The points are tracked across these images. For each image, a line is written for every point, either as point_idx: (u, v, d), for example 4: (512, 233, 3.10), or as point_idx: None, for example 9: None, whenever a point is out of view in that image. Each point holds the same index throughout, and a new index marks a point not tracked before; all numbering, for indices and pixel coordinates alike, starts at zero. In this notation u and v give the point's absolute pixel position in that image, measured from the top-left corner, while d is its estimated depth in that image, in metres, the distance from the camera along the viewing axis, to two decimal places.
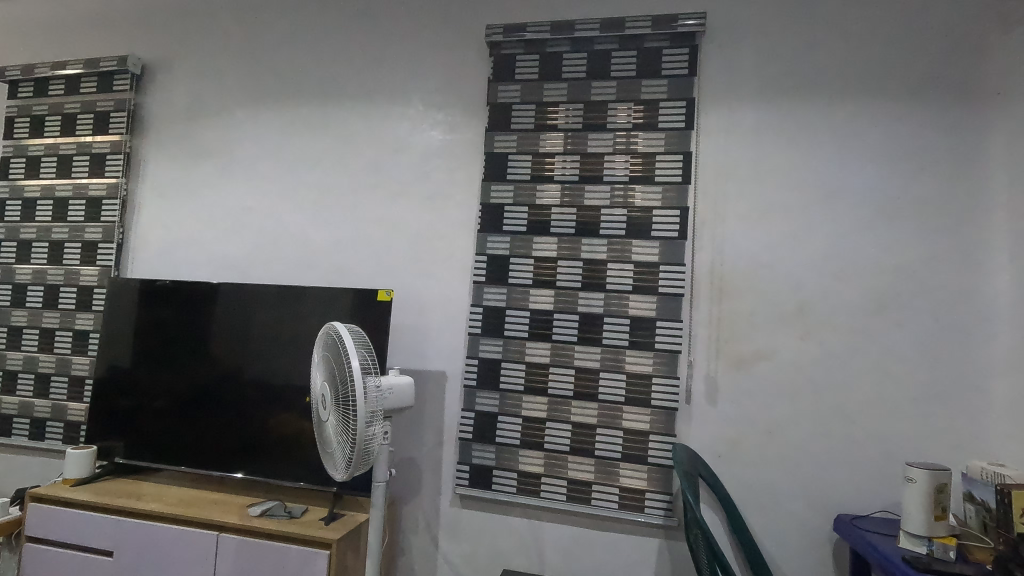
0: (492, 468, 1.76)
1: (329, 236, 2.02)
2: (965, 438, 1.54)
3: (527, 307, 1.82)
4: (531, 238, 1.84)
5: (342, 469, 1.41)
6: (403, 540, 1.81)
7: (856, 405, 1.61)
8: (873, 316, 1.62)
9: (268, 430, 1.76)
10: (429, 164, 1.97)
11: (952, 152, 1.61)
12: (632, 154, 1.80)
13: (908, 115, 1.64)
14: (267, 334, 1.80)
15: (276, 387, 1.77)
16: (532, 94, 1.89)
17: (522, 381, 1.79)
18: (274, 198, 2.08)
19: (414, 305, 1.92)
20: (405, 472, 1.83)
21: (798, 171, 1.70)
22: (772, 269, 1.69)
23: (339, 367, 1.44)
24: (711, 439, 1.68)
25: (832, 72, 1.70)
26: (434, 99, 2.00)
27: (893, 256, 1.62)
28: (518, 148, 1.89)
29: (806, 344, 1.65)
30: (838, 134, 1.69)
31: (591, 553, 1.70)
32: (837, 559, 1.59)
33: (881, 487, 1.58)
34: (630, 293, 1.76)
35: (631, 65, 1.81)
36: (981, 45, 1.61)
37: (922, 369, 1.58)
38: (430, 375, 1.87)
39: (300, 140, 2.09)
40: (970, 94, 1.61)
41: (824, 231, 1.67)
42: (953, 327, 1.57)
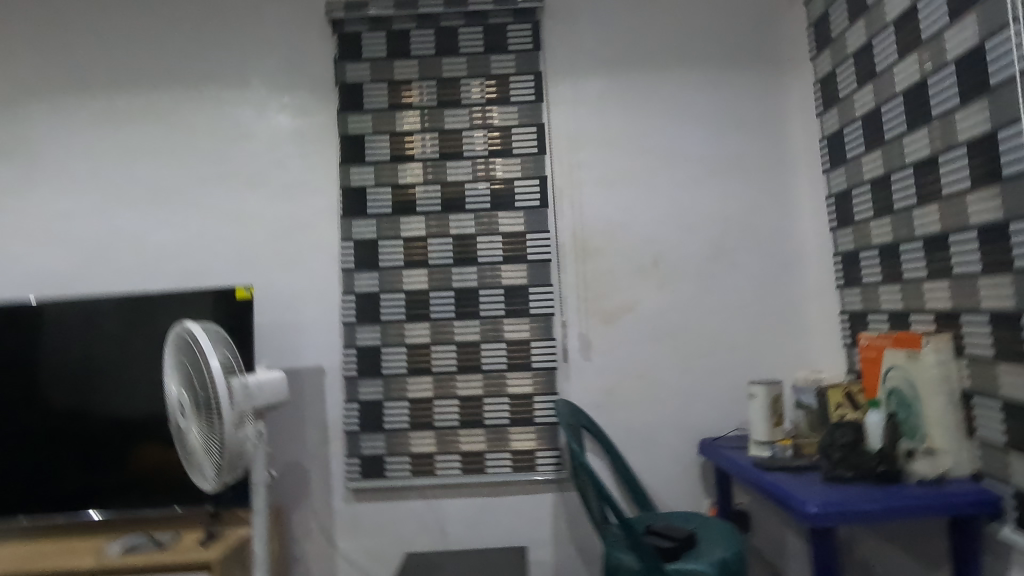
0: (384, 455, 1.74)
1: (172, 237, 1.84)
2: (796, 358, 1.78)
3: (401, 289, 1.78)
4: (397, 218, 1.80)
5: (210, 487, 1.19)
6: (299, 543, 1.76)
7: (709, 342, 1.78)
8: (714, 261, 1.80)
9: (131, 458, 1.61)
10: (278, 150, 1.84)
11: (761, 112, 1.83)
12: (489, 129, 1.81)
13: (727, 82, 1.84)
14: (113, 356, 1.63)
15: (135, 412, 1.62)
16: (383, 72, 1.83)
17: (405, 364, 1.76)
18: (97, 202, 1.85)
19: (281, 300, 1.81)
20: (293, 474, 1.77)
21: (639, 137, 1.84)
22: (626, 228, 1.81)
23: (192, 368, 1.19)
24: (590, 392, 1.78)
25: (661, 44, 1.85)
26: (277, 81, 1.86)
27: (725, 208, 1.81)
28: (375, 128, 1.82)
29: (662, 293, 1.80)
30: (671, 100, 1.84)
31: (491, 519, 1.75)
32: (706, 481, 1.76)
33: (736, 411, 1.77)
34: (501, 263, 1.78)
35: (479, 40, 1.83)
36: (776, 20, 1.85)
37: (758, 304, 1.79)
38: (307, 370, 1.79)
39: (124, 134, 1.86)
40: (772, 63, 1.84)
41: (665, 190, 1.82)
42: (778, 264, 1.80)
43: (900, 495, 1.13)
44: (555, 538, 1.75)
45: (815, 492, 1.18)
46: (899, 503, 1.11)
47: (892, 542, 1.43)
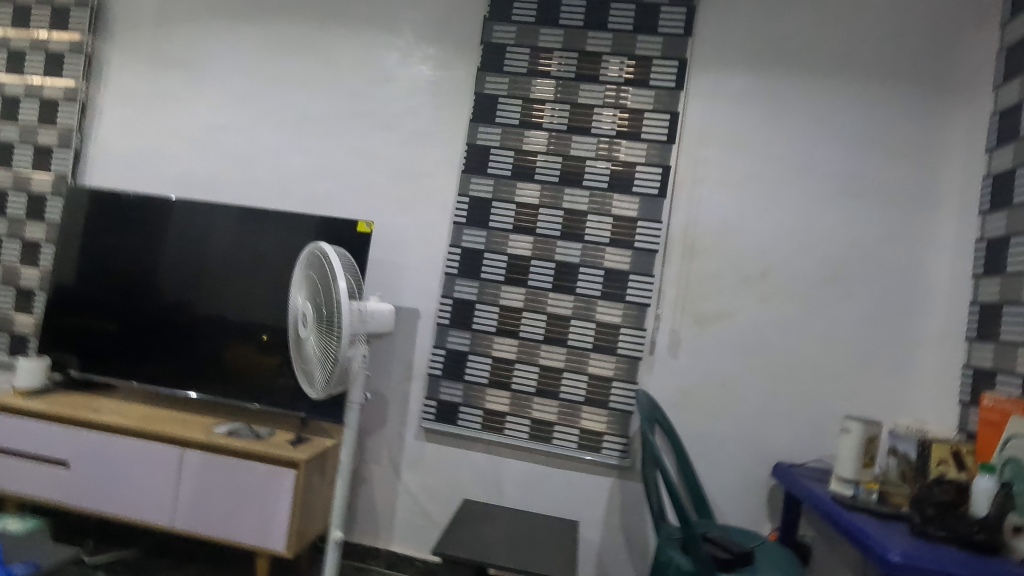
0: (459, 404, 1.83)
1: (307, 164, 1.98)
2: (897, 403, 1.67)
3: (505, 251, 1.83)
4: (514, 182, 1.84)
5: (318, 396, 1.30)
6: (368, 466, 1.90)
7: (805, 366, 1.71)
8: (828, 285, 1.71)
9: (239, 354, 1.78)
10: (414, 98, 1.93)
11: (918, 136, 1.69)
12: (620, 109, 1.80)
13: (886, 99, 1.71)
14: (242, 261, 1.80)
15: (252, 315, 1.79)
16: (527, 37, 1.85)
17: (494, 323, 1.83)
18: (248, 120, 2.03)
19: (391, 240, 1.92)
20: (374, 402, 1.90)
21: (776, 143, 1.75)
22: (741, 234, 1.75)
23: (320, 285, 1.29)
24: (669, 389, 1.76)
25: (820, 48, 1.74)
26: (426, 32, 1.93)
27: (853, 231, 1.71)
28: (509, 91, 1.85)
29: (765, 306, 1.73)
30: (820, 109, 1.74)
31: (546, 488, 1.81)
32: (771, 504, 1.71)
33: (818, 442, 1.70)
34: (606, 245, 1.79)
35: (629, 18, 1.80)
36: (959, 38, 1.68)
37: (867, 338, 1.69)
38: (404, 311, 1.90)
39: (282, 61, 2.01)
40: (943, 85, 1.68)
41: (793, 202, 1.73)
42: (900, 301, 1.68)
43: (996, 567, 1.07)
44: (604, 522, 1.78)
45: (899, 542, 1.13)
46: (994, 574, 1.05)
47: None
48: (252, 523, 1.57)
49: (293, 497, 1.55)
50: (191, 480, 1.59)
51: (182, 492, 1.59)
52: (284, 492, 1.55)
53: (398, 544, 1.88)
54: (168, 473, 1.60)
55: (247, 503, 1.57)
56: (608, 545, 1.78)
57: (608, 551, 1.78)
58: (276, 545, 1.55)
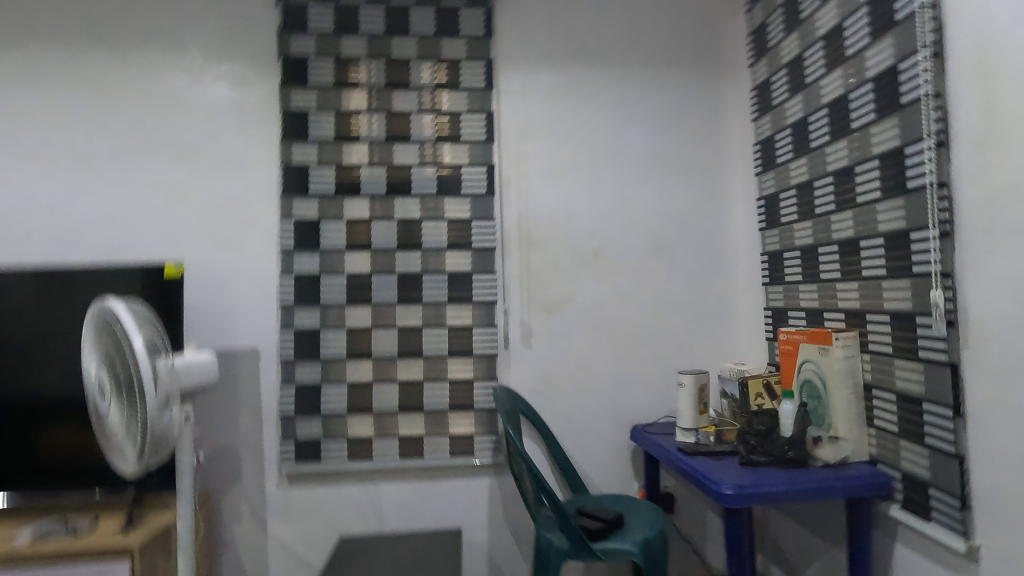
0: (320, 439, 1.72)
1: (95, 207, 1.73)
2: (721, 350, 1.88)
3: (343, 271, 1.75)
4: (340, 199, 1.76)
5: (132, 473, 1.15)
6: (227, 529, 1.72)
7: (644, 332, 1.86)
8: (651, 256, 1.87)
9: (43, 441, 1.52)
10: (214, 123, 1.76)
11: (701, 113, 1.91)
12: (437, 113, 1.80)
13: (671, 82, 1.90)
14: (23, 331, 1.53)
15: (52, 392, 1.53)
16: (329, 48, 1.78)
17: (344, 347, 1.74)
18: (8, 166, 1.71)
19: (213, 279, 1.74)
20: (223, 457, 1.72)
21: (586, 132, 1.87)
22: (569, 220, 1.85)
23: (113, 348, 1.12)
24: (529, 379, 1.81)
25: (610, 41, 1.89)
26: (216, 49, 1.77)
27: (663, 203, 1.88)
28: (319, 105, 1.77)
29: (601, 284, 1.85)
30: (618, 97, 1.88)
31: (426, 502, 1.77)
32: (636, 466, 1.84)
33: (665, 400, 1.85)
34: (446, 250, 1.78)
35: (430, 22, 1.80)
36: (718, 26, 1.93)
37: (689, 297, 1.88)
38: (240, 352, 1.74)
39: (43, 94, 1.72)
40: (712, 67, 1.92)
41: (609, 184, 1.87)
42: (709, 260, 1.89)
43: (808, 478, 1.23)
44: (489, 521, 1.79)
45: (733, 476, 1.26)
46: (805, 486, 1.21)
47: (801, 522, 1.55)
48: None
49: None
50: None
51: None
52: None
53: None
54: None
55: None
56: (497, 543, 1.79)
57: (498, 548, 1.79)
58: None
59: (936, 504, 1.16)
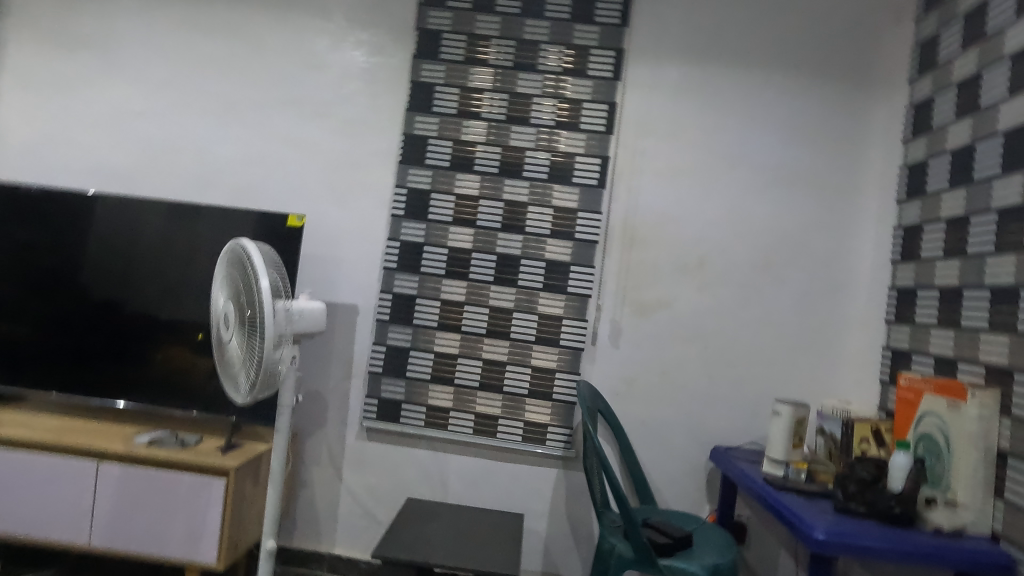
0: (401, 401, 1.79)
1: (233, 153, 1.87)
2: (824, 384, 1.74)
3: (445, 244, 1.79)
4: (453, 174, 1.80)
5: (239, 402, 1.24)
6: (307, 469, 1.83)
7: (740, 352, 1.76)
8: (761, 273, 1.76)
9: (165, 358, 1.69)
10: (346, 87, 1.85)
11: (842, 127, 1.76)
12: (559, 99, 1.78)
13: (813, 91, 1.76)
14: (163, 257, 1.70)
15: (178, 316, 1.69)
16: (463, 24, 1.81)
17: (436, 317, 1.79)
18: (168, 108, 1.89)
19: (325, 234, 1.84)
20: (312, 402, 1.83)
21: (712, 134, 1.78)
22: (678, 224, 1.78)
23: (241, 285, 1.22)
24: (612, 379, 1.78)
25: (752, 41, 1.78)
26: (359, 16, 1.85)
27: (783, 219, 1.76)
28: (446, 79, 1.80)
29: (702, 294, 1.77)
30: (750, 101, 1.77)
31: (491, 481, 1.79)
32: (710, 488, 1.76)
33: (753, 425, 1.75)
34: (548, 237, 1.77)
35: (565, 6, 1.78)
36: (879, 34, 1.76)
37: (796, 322, 1.75)
38: (341, 307, 1.83)
39: (205, 46, 1.89)
40: (863, 78, 1.75)
41: (727, 193, 1.77)
42: (826, 287, 1.75)
43: (915, 540, 1.11)
44: (550, 513, 1.78)
45: (826, 521, 1.16)
46: (910, 549, 1.09)
47: None
48: (180, 538, 1.47)
49: (224, 508, 1.46)
50: (111, 494, 1.48)
51: (100, 508, 1.49)
52: (214, 504, 1.46)
53: (341, 547, 1.82)
54: (85, 487, 1.49)
55: (171, 516, 1.47)
56: (555, 535, 1.78)
57: (555, 541, 1.78)
58: (205, 558, 1.47)
59: None
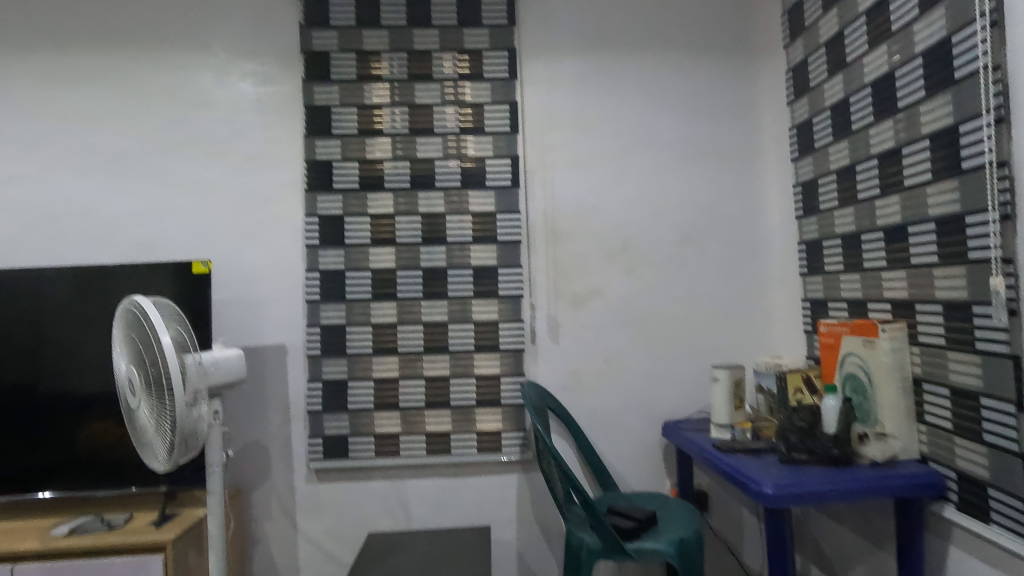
0: (347, 436, 1.72)
1: (124, 206, 1.75)
2: (756, 343, 1.81)
3: (368, 267, 1.74)
4: (364, 194, 1.75)
5: (160, 469, 1.16)
6: (258, 525, 1.73)
7: (676, 326, 1.80)
8: (682, 246, 1.81)
9: (79, 436, 1.55)
10: (238, 120, 1.77)
11: (734, 97, 1.84)
12: (460, 105, 1.77)
13: (701, 66, 1.83)
14: (58, 329, 1.56)
15: (86, 389, 1.56)
16: (351, 42, 1.76)
17: (370, 343, 1.73)
18: (42, 168, 1.74)
19: (240, 276, 1.75)
20: (253, 453, 1.73)
21: (614, 120, 1.82)
22: (597, 212, 1.81)
23: (141, 344, 1.13)
24: (557, 374, 1.78)
25: (638, 26, 1.83)
26: (240, 47, 1.77)
27: (694, 192, 1.82)
28: (342, 99, 1.76)
29: (630, 276, 1.80)
30: (645, 84, 1.83)
31: (454, 499, 1.75)
32: (668, 463, 1.79)
33: (699, 395, 1.80)
34: (471, 244, 1.76)
35: (451, 13, 1.77)
36: (752, 6, 1.85)
37: (722, 289, 1.81)
38: (268, 349, 1.74)
39: (74, 97, 1.75)
40: (744, 50, 1.84)
41: (638, 175, 1.82)
42: (743, 250, 1.82)
43: (854, 477, 1.16)
44: (518, 519, 1.76)
45: (772, 475, 1.20)
46: (851, 487, 1.14)
47: (845, 524, 1.48)
48: None
49: None
50: None
51: None
52: None
53: None
54: None
55: None
56: (526, 540, 1.76)
57: (528, 546, 1.76)
58: None
59: (997, 506, 1.09)
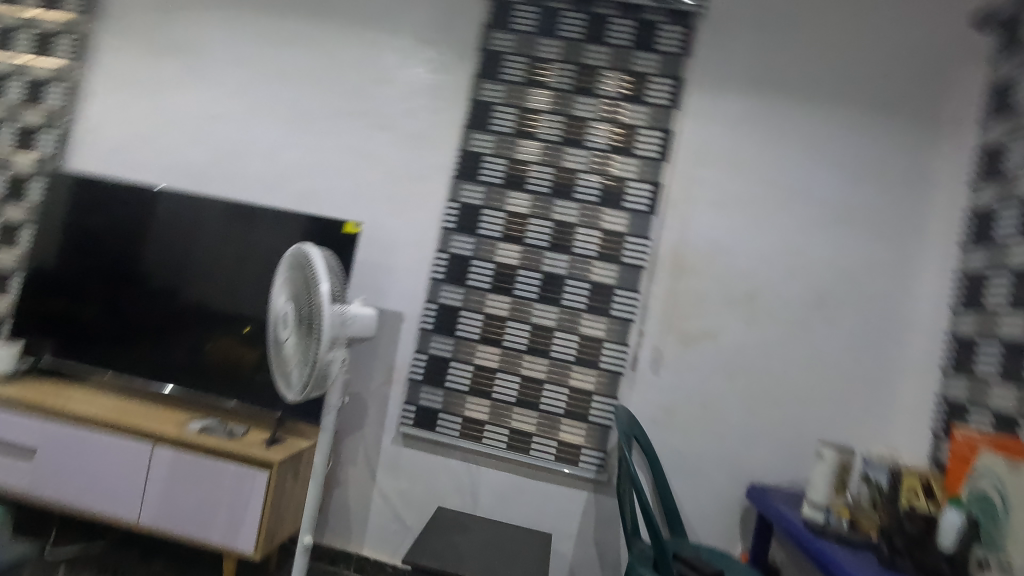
0: (438, 411, 1.82)
1: (295, 159, 1.96)
2: (869, 430, 1.69)
3: (493, 259, 1.83)
4: (505, 191, 1.83)
5: (292, 398, 1.29)
6: (342, 469, 1.87)
7: (784, 389, 1.72)
8: (811, 310, 1.73)
9: (218, 350, 1.77)
10: (409, 101, 1.92)
11: (905, 167, 1.72)
12: (614, 124, 1.80)
13: (876, 129, 1.73)
14: (225, 253, 1.79)
15: (234, 311, 1.77)
16: (526, 47, 1.85)
17: (478, 330, 1.82)
18: (237, 112, 2.00)
19: (379, 242, 1.90)
20: (352, 403, 1.88)
21: (767, 168, 1.77)
22: (727, 255, 1.77)
23: (301, 287, 1.27)
24: (649, 406, 1.76)
25: (816, 76, 1.76)
26: (426, 36, 1.92)
27: (838, 257, 1.73)
28: (505, 100, 1.85)
29: (748, 328, 1.75)
30: (810, 137, 1.76)
31: (521, 498, 1.80)
32: (744, 526, 1.72)
33: (793, 467, 1.71)
34: (595, 259, 1.79)
35: (627, 35, 1.81)
36: (948, 75, 1.72)
37: (845, 364, 1.71)
38: (386, 314, 1.88)
39: (277, 57, 1.99)
40: (930, 120, 1.72)
41: (781, 227, 1.75)
42: (879, 329, 1.70)
43: None
44: (578, 536, 1.77)
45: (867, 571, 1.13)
46: None
47: None
48: (220, 525, 1.53)
49: (264, 500, 1.52)
50: (162, 477, 1.56)
51: (152, 488, 1.56)
52: (255, 497, 1.52)
53: (369, 549, 1.86)
54: (138, 468, 1.56)
55: (213, 505, 1.53)
56: (581, 559, 1.77)
57: (580, 564, 1.77)
58: (243, 548, 1.52)
59: None
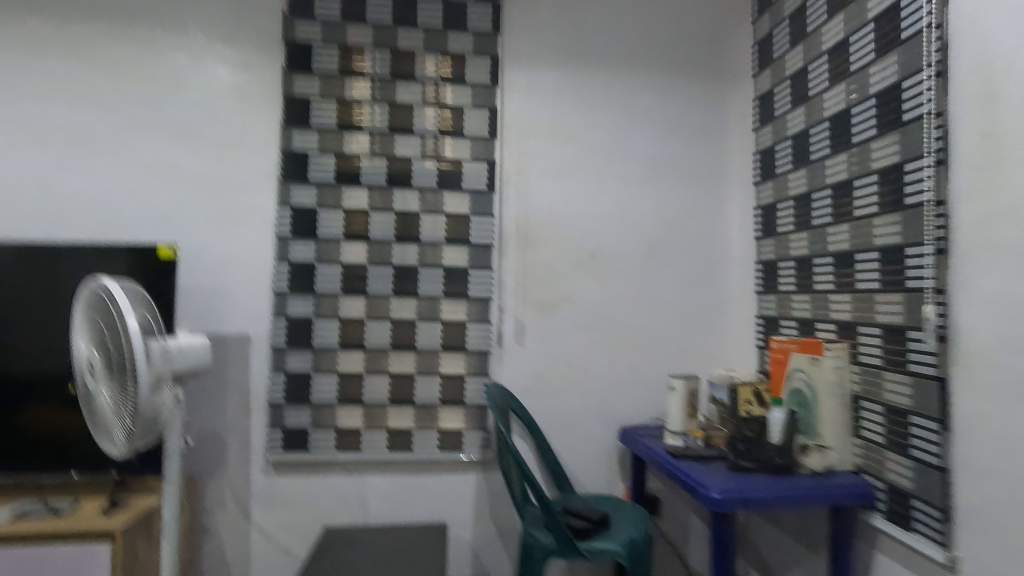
0: (308, 429, 1.71)
1: (85, 183, 1.70)
2: (710, 356, 1.90)
3: (339, 260, 1.74)
4: (339, 188, 1.75)
5: (119, 454, 1.14)
6: (210, 516, 1.70)
7: (637, 335, 1.87)
8: (647, 259, 1.88)
9: (25, 422, 1.49)
10: (214, 105, 1.74)
11: (702, 119, 1.93)
12: (440, 107, 1.79)
13: (675, 87, 1.91)
14: (9, 305, 1.50)
15: (37, 372, 1.51)
16: (334, 35, 1.77)
17: (336, 337, 1.73)
18: None
19: (207, 262, 1.72)
20: (209, 443, 1.70)
21: (589, 134, 1.88)
22: (567, 221, 1.86)
23: (105, 329, 1.11)
24: (520, 376, 1.82)
25: (617, 44, 1.89)
26: (221, 32, 1.75)
27: (662, 207, 1.89)
28: (322, 93, 1.75)
29: (597, 285, 1.86)
30: (621, 100, 1.89)
31: (412, 496, 1.76)
32: (623, 467, 1.85)
33: (656, 403, 1.87)
34: (444, 244, 1.78)
35: (437, 16, 1.80)
36: (723, 34, 1.94)
37: (682, 302, 1.89)
38: (230, 338, 1.72)
39: (37, 67, 1.69)
40: (715, 76, 1.94)
41: (610, 187, 1.88)
42: (704, 266, 1.91)
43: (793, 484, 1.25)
44: (475, 517, 1.79)
45: (723, 482, 1.26)
46: (790, 491, 1.23)
47: (783, 529, 1.60)
48: None
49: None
50: None
51: None
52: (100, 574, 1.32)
53: None
54: None
55: None
56: (482, 538, 1.79)
57: (483, 543, 1.79)
58: None
59: (918, 517, 1.18)
